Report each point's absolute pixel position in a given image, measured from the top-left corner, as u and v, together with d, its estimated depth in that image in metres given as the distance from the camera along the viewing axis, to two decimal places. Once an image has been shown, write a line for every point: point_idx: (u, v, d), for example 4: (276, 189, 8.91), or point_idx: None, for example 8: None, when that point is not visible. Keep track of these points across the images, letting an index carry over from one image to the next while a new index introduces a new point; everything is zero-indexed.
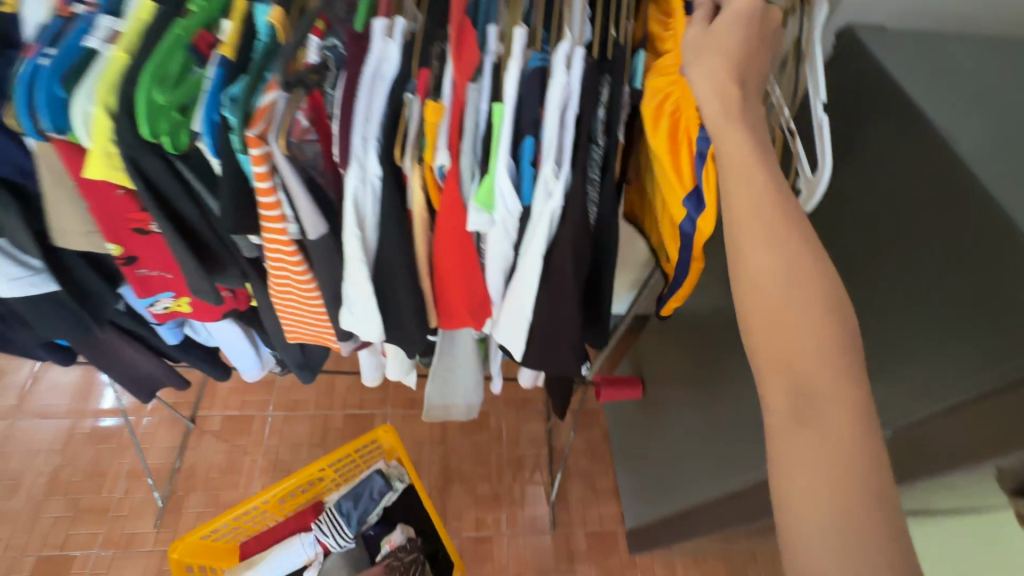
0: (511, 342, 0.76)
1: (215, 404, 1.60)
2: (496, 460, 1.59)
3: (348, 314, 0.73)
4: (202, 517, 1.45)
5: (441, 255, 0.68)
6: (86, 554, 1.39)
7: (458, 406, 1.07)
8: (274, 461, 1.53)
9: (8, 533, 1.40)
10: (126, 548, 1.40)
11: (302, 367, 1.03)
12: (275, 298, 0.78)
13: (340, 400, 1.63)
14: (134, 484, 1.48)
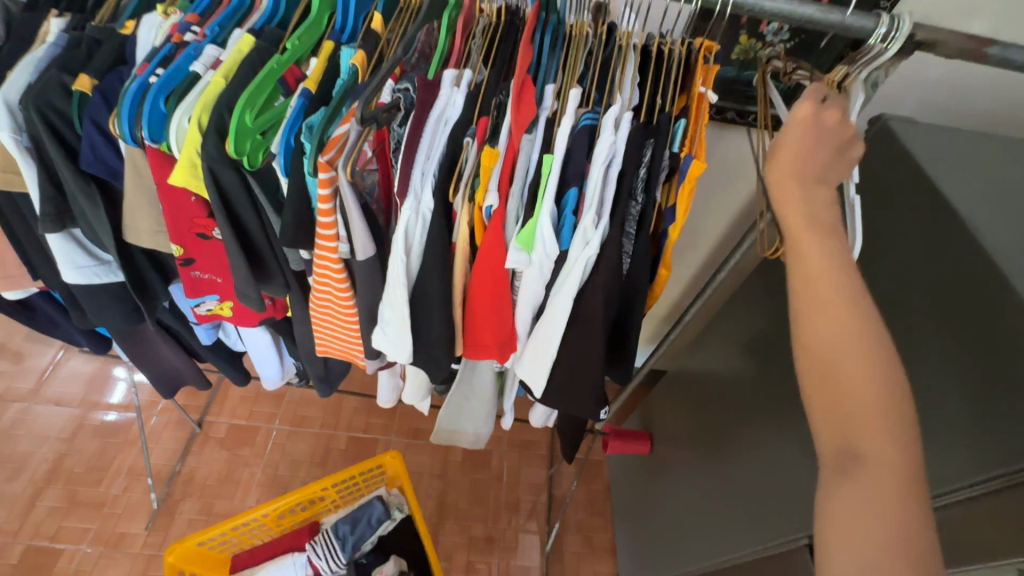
0: (535, 381, 0.78)
1: (225, 406, 1.64)
2: (494, 501, 1.57)
3: (381, 334, 0.76)
4: (194, 524, 1.44)
5: (476, 288, 0.72)
6: (74, 550, 1.38)
7: (465, 435, 1.09)
8: (273, 477, 1.53)
9: (2, 518, 1.41)
10: (114, 547, 1.39)
11: (322, 380, 1.05)
12: (314, 312, 0.82)
13: (345, 421, 1.65)
14: (133, 482, 1.49)
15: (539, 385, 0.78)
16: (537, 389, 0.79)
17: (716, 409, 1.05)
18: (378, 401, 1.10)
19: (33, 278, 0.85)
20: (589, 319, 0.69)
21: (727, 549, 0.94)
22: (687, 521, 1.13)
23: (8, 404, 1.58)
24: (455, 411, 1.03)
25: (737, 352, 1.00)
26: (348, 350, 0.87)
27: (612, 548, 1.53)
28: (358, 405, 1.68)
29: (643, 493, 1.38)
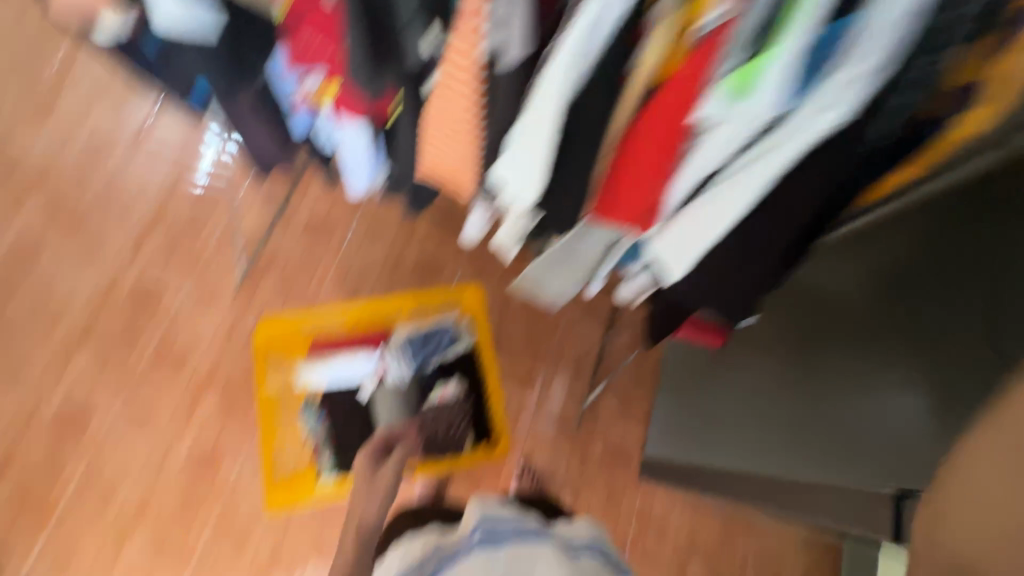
0: (672, 259, 0.78)
1: (288, 238, 1.65)
2: (543, 352, 1.68)
3: (512, 165, 0.74)
4: (274, 299, 1.60)
5: (643, 138, 0.65)
6: (175, 293, 1.58)
7: (547, 288, 1.03)
8: (345, 277, 1.65)
9: (113, 249, 1.59)
10: (208, 300, 1.58)
11: (412, 196, 0.93)
12: (428, 110, 0.75)
13: (417, 241, 1.69)
14: (225, 246, 1.63)
15: (678, 264, 0.78)
16: (676, 268, 0.78)
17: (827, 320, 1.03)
18: (463, 238, 1.05)
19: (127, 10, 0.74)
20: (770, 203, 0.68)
21: (783, 405, 1.18)
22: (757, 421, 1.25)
23: (114, 146, 1.65)
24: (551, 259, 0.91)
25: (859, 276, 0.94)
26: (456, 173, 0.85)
27: (647, 419, 1.66)
28: (417, 264, 1.68)
29: (687, 386, 1.49)
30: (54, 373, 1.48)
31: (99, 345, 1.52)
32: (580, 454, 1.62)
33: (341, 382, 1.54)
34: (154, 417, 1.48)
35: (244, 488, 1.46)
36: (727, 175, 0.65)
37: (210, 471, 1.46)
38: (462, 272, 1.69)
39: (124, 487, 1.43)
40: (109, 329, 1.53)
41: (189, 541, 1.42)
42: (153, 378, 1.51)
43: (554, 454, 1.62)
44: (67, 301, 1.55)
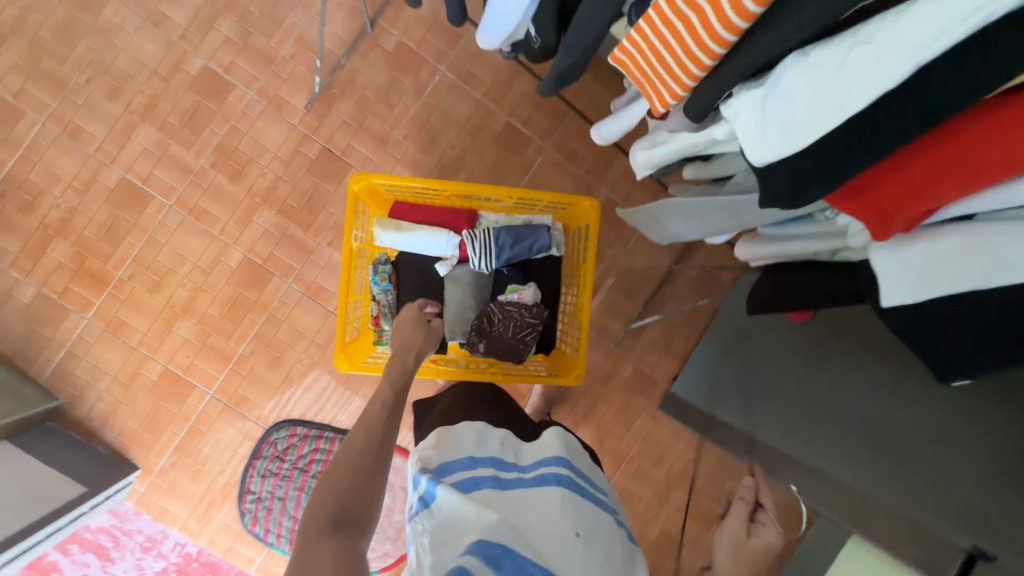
0: (893, 284, 0.58)
1: (371, 56, 1.47)
2: (608, 259, 1.61)
3: (752, 108, 0.55)
4: (346, 127, 1.48)
5: (974, 141, 0.46)
6: (243, 91, 1.45)
7: (662, 228, 0.92)
8: (424, 122, 1.50)
9: (183, 23, 1.43)
10: (276, 110, 1.46)
11: (557, 77, 0.77)
12: (652, 18, 0.57)
13: (510, 102, 1.52)
14: (301, 52, 1.46)
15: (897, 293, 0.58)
16: (889, 297, 0.59)
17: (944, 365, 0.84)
18: (592, 132, 0.91)
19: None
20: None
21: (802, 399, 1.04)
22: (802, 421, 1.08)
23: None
24: None
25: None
26: (655, 83, 0.64)
27: (685, 354, 1.64)
28: (504, 128, 1.53)
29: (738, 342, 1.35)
30: (116, 144, 1.42)
31: (161, 122, 1.43)
32: (611, 369, 1.63)
33: (420, 254, 0.97)
34: (210, 215, 1.45)
35: (289, 307, 1.48)
36: None
37: (259, 281, 1.47)
38: (548, 151, 1.55)
39: (176, 276, 1.44)
40: (171, 107, 1.43)
41: (231, 343, 1.47)
42: (213, 177, 1.45)
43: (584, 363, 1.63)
44: (130, 64, 1.42)
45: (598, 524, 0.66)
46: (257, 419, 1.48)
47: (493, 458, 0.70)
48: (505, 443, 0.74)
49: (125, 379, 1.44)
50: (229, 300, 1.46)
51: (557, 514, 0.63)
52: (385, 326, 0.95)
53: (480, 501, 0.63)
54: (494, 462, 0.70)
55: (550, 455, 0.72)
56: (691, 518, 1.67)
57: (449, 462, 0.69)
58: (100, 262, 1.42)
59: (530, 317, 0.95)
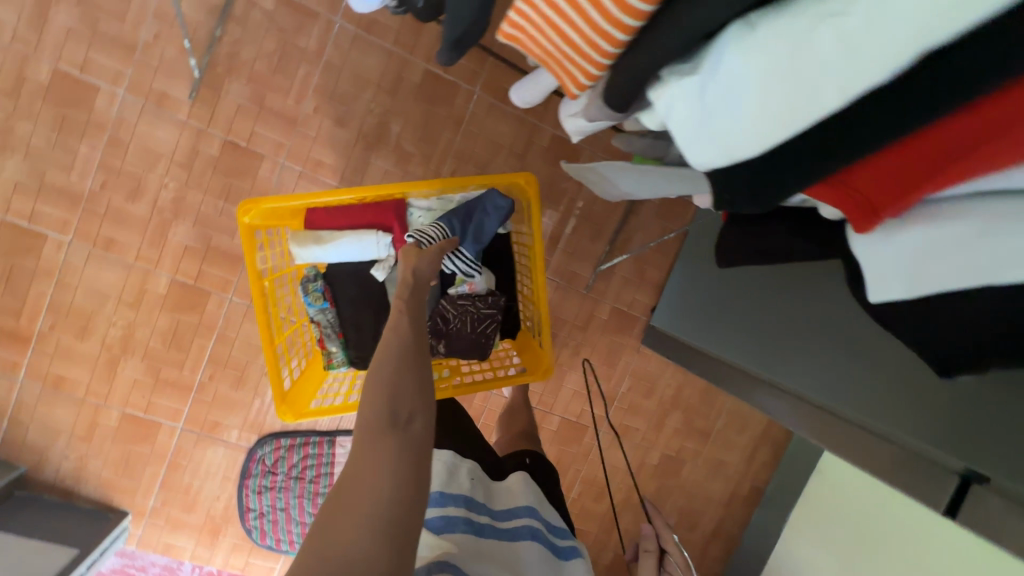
0: (889, 278, 0.51)
1: (250, 20, 1.25)
2: (566, 202, 1.50)
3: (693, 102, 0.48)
4: (244, 111, 1.28)
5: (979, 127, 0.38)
6: (110, 91, 1.23)
7: (611, 184, 0.80)
8: (331, 88, 1.31)
9: (9, 18, 1.17)
10: (157, 106, 1.25)
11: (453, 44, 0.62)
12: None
13: (425, 47, 1.33)
14: (165, 31, 1.22)
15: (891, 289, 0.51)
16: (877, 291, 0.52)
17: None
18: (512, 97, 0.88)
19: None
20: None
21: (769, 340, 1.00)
22: None
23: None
24: None
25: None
26: (562, 61, 0.59)
27: (660, 285, 1.59)
28: (424, 79, 1.34)
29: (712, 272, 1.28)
30: None
31: (26, 147, 1.22)
32: (589, 314, 1.58)
33: (351, 263, 0.87)
34: (119, 242, 1.29)
35: (238, 322, 1.37)
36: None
37: (196, 303, 1.34)
38: (479, 96, 1.38)
39: (103, 315, 1.31)
40: (32, 127, 1.21)
41: (187, 372, 1.37)
42: (108, 199, 1.27)
43: (560, 314, 1.57)
44: None
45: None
46: (237, 440, 1.43)
47: (466, 496, 0.66)
48: (475, 479, 0.70)
49: (84, 432, 1.35)
50: (170, 329, 1.34)
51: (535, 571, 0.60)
52: (332, 350, 0.87)
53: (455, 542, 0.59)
54: (468, 501, 0.66)
55: (520, 504, 0.69)
56: (688, 436, 1.72)
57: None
58: (13, 318, 1.27)
59: (486, 308, 0.87)
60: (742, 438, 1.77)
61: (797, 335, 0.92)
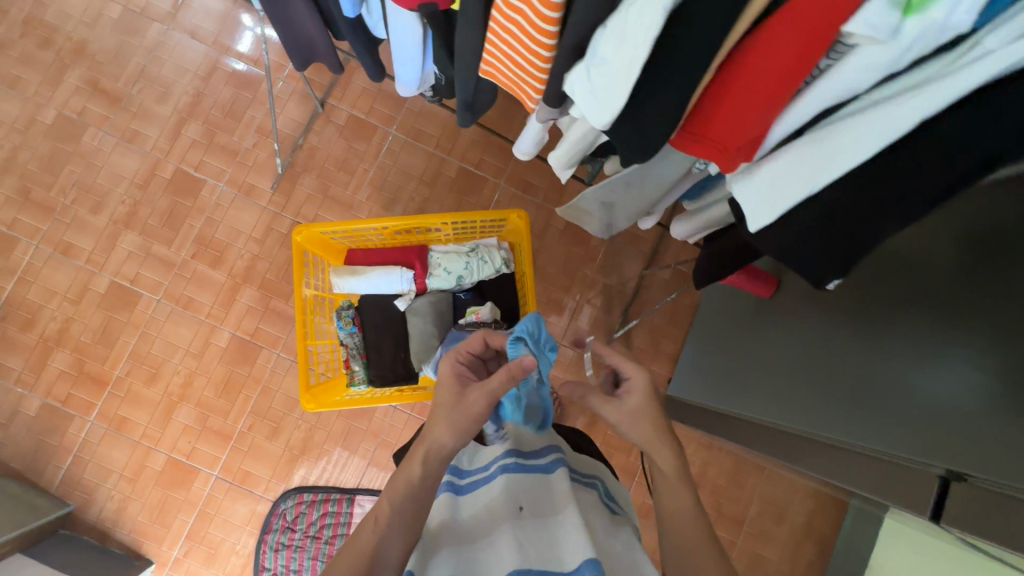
0: (755, 208, 0.61)
1: (326, 132, 1.60)
2: (581, 275, 1.64)
3: (583, 77, 0.53)
4: (312, 199, 1.58)
5: (755, 62, 0.48)
6: (213, 184, 1.57)
7: (597, 219, 0.93)
8: (382, 181, 1.61)
9: (154, 135, 1.57)
10: (246, 195, 1.57)
11: (467, 107, 0.84)
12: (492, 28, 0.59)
13: (460, 149, 1.62)
14: (261, 140, 1.59)
15: (760, 217, 0.61)
16: (753, 223, 0.61)
17: (898, 285, 0.92)
18: (514, 150, 0.95)
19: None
20: (903, 159, 0.49)
21: (773, 366, 1.16)
22: (789, 376, 1.09)
23: (149, 22, 1.59)
24: (611, 188, 0.80)
25: (951, 240, 0.85)
26: (518, 86, 0.66)
27: (675, 356, 1.63)
28: (459, 173, 1.62)
29: (726, 329, 1.42)
30: (102, 253, 1.52)
31: (143, 227, 1.54)
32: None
33: (376, 296, 1.03)
34: (197, 302, 1.53)
35: (281, 376, 1.52)
36: (838, 125, 0.52)
37: (249, 357, 1.52)
38: (503, 187, 1.63)
39: (170, 364, 1.51)
40: (150, 211, 1.55)
41: (230, 421, 1.50)
42: (195, 266, 1.54)
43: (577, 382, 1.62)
44: (109, 179, 1.55)
45: (552, 493, 0.70)
46: (264, 493, 1.49)
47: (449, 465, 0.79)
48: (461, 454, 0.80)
49: (132, 474, 1.47)
50: (223, 379, 1.51)
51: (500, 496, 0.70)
52: (355, 367, 1.01)
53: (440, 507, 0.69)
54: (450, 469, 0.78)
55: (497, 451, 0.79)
56: (718, 522, 1.60)
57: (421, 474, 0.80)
58: (99, 363, 1.49)
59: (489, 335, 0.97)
60: (783, 531, 1.61)
61: (798, 359, 1.09)
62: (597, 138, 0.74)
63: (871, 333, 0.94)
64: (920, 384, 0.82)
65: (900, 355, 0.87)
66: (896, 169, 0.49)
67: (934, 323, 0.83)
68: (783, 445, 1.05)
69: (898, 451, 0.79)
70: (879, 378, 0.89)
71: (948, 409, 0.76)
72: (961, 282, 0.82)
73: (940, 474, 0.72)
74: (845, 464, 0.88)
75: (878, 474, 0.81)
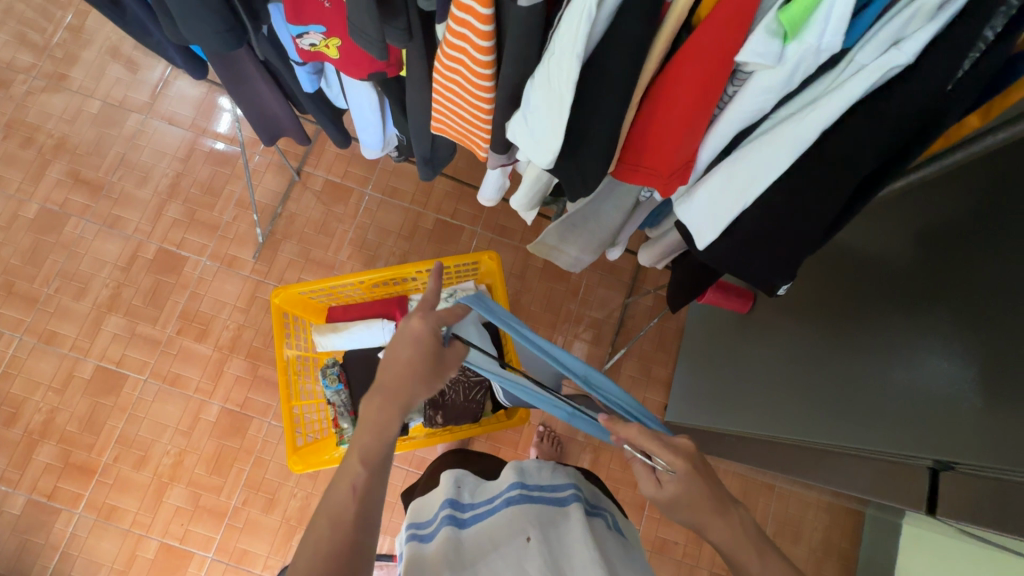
0: (698, 228, 0.66)
1: (303, 199, 1.65)
2: (565, 310, 1.66)
3: (521, 124, 0.60)
4: (294, 263, 1.61)
5: (669, 98, 0.54)
6: (196, 260, 1.59)
7: (566, 255, 0.98)
8: (362, 239, 1.64)
9: (135, 218, 1.61)
10: (228, 267, 1.59)
11: (426, 161, 0.90)
12: (436, 87, 0.65)
13: (435, 202, 1.67)
14: (241, 213, 1.63)
15: (704, 235, 0.66)
16: (699, 242, 0.67)
17: (864, 286, 0.96)
18: (479, 199, 0.99)
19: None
20: (815, 166, 0.55)
21: (762, 379, 1.16)
22: (775, 384, 1.11)
23: (128, 113, 1.66)
24: (571, 222, 0.88)
25: (908, 239, 0.89)
26: (467, 136, 0.72)
27: (668, 381, 1.63)
28: (435, 225, 1.66)
29: (714, 348, 1.42)
30: (87, 339, 1.52)
31: (126, 309, 1.55)
32: None
33: (360, 350, 1.07)
34: (183, 377, 1.52)
35: (273, 446, 1.49)
36: (754, 144, 0.57)
37: (239, 429, 1.50)
38: (480, 233, 1.67)
39: (159, 446, 1.48)
40: (133, 292, 1.56)
41: (223, 497, 1.46)
42: (181, 341, 1.54)
43: None
44: (92, 265, 1.57)
45: (561, 526, 0.68)
46: (262, 571, 1.43)
47: (449, 499, 0.73)
48: (461, 485, 0.77)
49: (123, 566, 1.41)
50: (214, 455, 1.48)
51: (510, 532, 0.66)
52: (344, 425, 1.04)
53: (440, 541, 0.66)
54: (449, 502, 0.72)
55: (501, 485, 0.75)
56: None
57: (423, 515, 0.75)
58: (86, 452, 1.46)
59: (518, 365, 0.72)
60: (801, 551, 1.56)
61: (783, 368, 1.10)
62: (549, 177, 0.80)
63: (847, 335, 0.96)
64: (895, 380, 0.83)
65: (874, 353, 0.89)
66: (809, 174, 0.56)
67: (900, 319, 0.86)
68: (780, 459, 1.05)
69: (882, 447, 0.80)
70: (857, 379, 0.90)
71: (926, 403, 0.76)
72: (919, 277, 0.85)
73: (928, 466, 0.74)
74: (839, 469, 0.89)
75: (871, 475, 0.83)
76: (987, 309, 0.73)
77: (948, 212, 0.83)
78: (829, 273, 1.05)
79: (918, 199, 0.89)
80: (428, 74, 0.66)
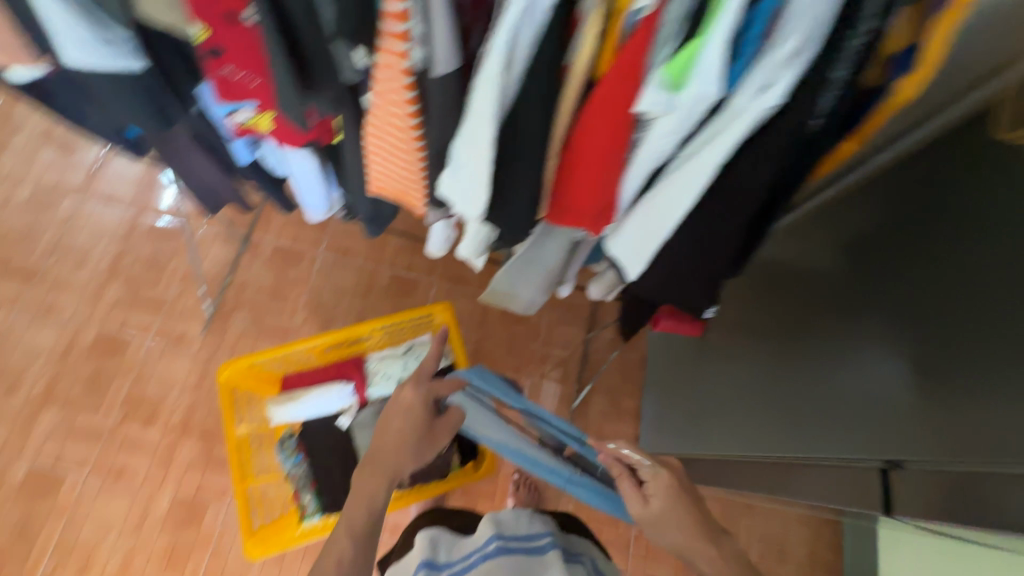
0: (627, 260, 0.70)
1: (253, 267, 1.62)
2: (528, 352, 1.66)
3: (451, 180, 0.63)
4: (247, 333, 1.57)
5: (582, 146, 0.58)
6: (140, 340, 1.52)
7: (518, 299, 1.00)
8: (317, 302, 1.62)
9: (72, 303, 1.53)
10: (176, 344, 1.53)
11: (370, 221, 0.92)
12: (368, 150, 0.68)
13: (389, 257, 1.68)
14: (187, 288, 1.58)
15: (633, 267, 0.71)
16: (629, 273, 0.72)
17: (800, 298, 1.00)
18: (426, 251, 1.01)
19: (36, 57, 0.64)
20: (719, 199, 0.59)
21: (725, 397, 1.18)
22: (739, 400, 1.13)
23: (62, 197, 1.61)
24: (517, 267, 0.90)
25: (830, 250, 0.94)
26: (403, 192, 0.75)
27: (637, 412, 1.64)
28: (391, 281, 1.66)
29: (675, 374, 1.45)
30: (19, 438, 1.41)
31: (64, 400, 1.45)
32: None
33: (318, 417, 1.05)
34: (130, 468, 1.42)
35: (233, 531, 1.40)
36: (663, 183, 0.60)
37: (195, 517, 1.40)
38: (437, 284, 1.67)
39: (105, 547, 1.35)
40: (71, 382, 1.47)
41: None
42: (126, 429, 1.45)
43: None
44: (24, 358, 1.47)
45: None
46: None
47: (425, 560, 0.70)
48: (438, 544, 0.75)
49: None
50: (167, 550, 1.37)
51: None
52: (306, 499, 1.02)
53: None
54: (426, 564, 0.70)
55: (479, 540, 0.73)
56: None
57: None
58: (19, 566, 1.32)
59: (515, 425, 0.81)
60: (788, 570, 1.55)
61: (745, 383, 1.13)
62: (491, 230, 0.82)
63: (796, 345, 1.00)
64: (848, 385, 0.86)
65: (824, 361, 0.92)
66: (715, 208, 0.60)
67: (841, 326, 0.90)
68: (753, 476, 1.06)
69: (844, 453, 0.83)
70: (809, 389, 0.93)
71: (880, 406, 0.80)
72: (849, 286, 0.89)
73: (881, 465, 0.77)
74: (816, 481, 0.91)
75: (849, 488, 0.85)
76: (916, 312, 0.77)
77: (862, 223, 0.88)
78: (765, 286, 1.09)
79: (832, 212, 0.94)
80: (359, 138, 0.68)
